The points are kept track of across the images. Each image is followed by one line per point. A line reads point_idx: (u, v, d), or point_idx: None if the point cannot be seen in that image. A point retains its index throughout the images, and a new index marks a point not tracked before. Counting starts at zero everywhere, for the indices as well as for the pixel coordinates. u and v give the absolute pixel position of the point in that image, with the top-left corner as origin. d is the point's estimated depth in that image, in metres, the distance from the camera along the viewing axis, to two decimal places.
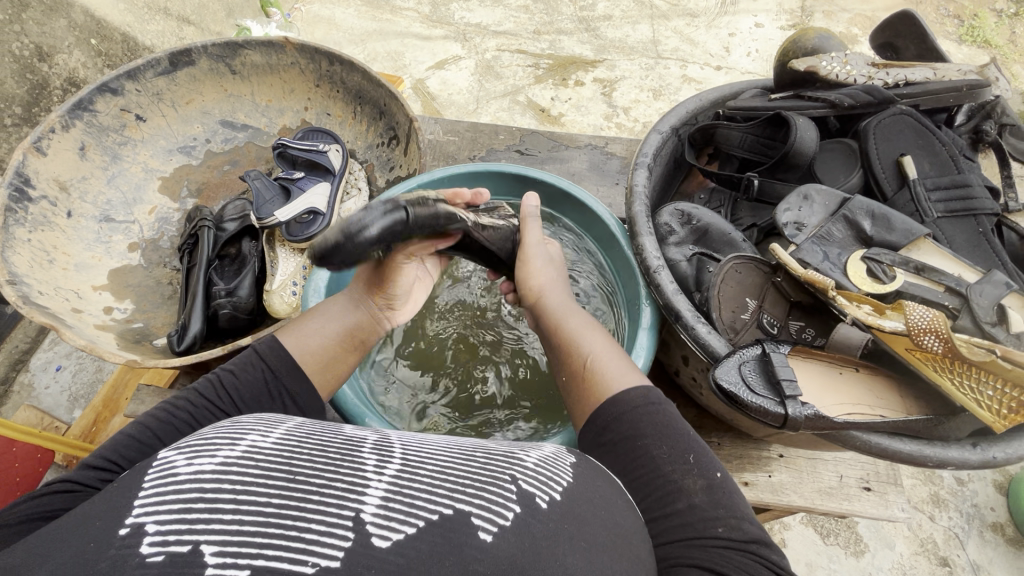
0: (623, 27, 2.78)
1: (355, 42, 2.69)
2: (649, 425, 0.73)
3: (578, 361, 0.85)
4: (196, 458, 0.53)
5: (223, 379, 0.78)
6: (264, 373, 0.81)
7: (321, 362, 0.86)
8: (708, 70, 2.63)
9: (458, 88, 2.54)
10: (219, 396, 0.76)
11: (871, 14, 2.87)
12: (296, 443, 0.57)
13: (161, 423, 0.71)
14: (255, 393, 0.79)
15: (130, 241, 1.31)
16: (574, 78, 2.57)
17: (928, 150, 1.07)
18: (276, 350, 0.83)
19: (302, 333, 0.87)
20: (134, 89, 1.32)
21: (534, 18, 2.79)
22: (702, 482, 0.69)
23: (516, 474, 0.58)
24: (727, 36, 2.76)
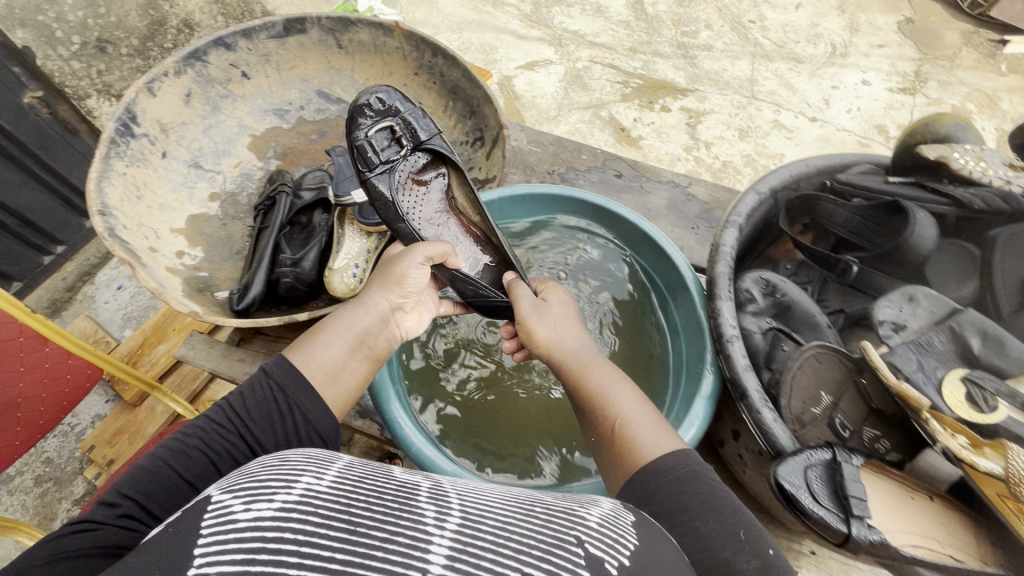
0: (722, 60, 2.70)
1: (453, 28, 2.71)
2: (692, 498, 0.69)
3: (606, 425, 0.82)
4: (254, 503, 0.50)
5: (232, 401, 0.75)
6: (271, 390, 0.77)
7: (329, 375, 0.83)
8: (802, 120, 2.51)
9: (543, 92, 2.53)
10: (225, 421, 0.73)
11: (991, 92, 2.68)
12: (352, 488, 0.55)
13: (172, 456, 0.69)
14: (265, 412, 0.75)
15: (211, 191, 1.36)
16: (661, 103, 2.51)
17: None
18: (283, 366, 0.80)
19: (310, 349, 0.84)
20: (246, 47, 1.36)
21: (633, 35, 2.75)
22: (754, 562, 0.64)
23: (581, 536, 0.55)
24: (830, 88, 2.64)
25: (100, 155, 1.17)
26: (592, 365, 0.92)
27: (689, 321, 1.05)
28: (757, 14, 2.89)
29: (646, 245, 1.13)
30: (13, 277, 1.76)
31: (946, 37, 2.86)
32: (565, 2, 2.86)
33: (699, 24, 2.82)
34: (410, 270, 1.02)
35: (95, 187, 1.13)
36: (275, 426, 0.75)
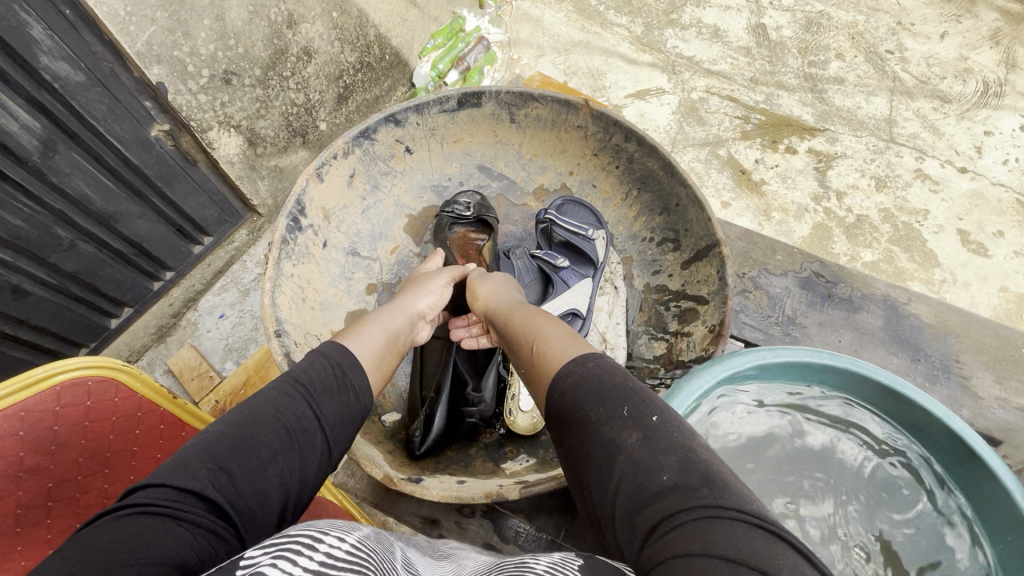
0: (856, 96, 2.44)
1: (559, 50, 2.57)
2: (611, 406, 0.72)
3: (531, 360, 0.89)
4: (279, 562, 0.48)
5: (298, 375, 0.77)
6: (332, 367, 0.81)
7: (376, 359, 0.90)
8: (950, 170, 2.23)
9: (655, 125, 2.36)
10: (292, 393, 0.74)
11: None
12: (367, 557, 0.53)
13: (245, 428, 0.68)
14: (326, 379, 0.79)
15: (370, 282, 1.35)
16: (785, 143, 2.29)
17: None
18: (335, 346, 0.85)
19: (352, 333, 0.92)
20: (415, 122, 1.34)
21: (754, 64, 2.53)
22: (694, 464, 0.63)
23: None
24: (982, 133, 2.34)
25: (274, 261, 1.15)
26: (526, 313, 1.02)
27: (1017, 558, 0.89)
28: (896, 43, 2.59)
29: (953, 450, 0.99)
30: (125, 303, 1.74)
31: None
32: (678, 23, 2.66)
33: (829, 52, 2.56)
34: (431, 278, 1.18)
35: (271, 300, 1.10)
36: (336, 400, 0.78)
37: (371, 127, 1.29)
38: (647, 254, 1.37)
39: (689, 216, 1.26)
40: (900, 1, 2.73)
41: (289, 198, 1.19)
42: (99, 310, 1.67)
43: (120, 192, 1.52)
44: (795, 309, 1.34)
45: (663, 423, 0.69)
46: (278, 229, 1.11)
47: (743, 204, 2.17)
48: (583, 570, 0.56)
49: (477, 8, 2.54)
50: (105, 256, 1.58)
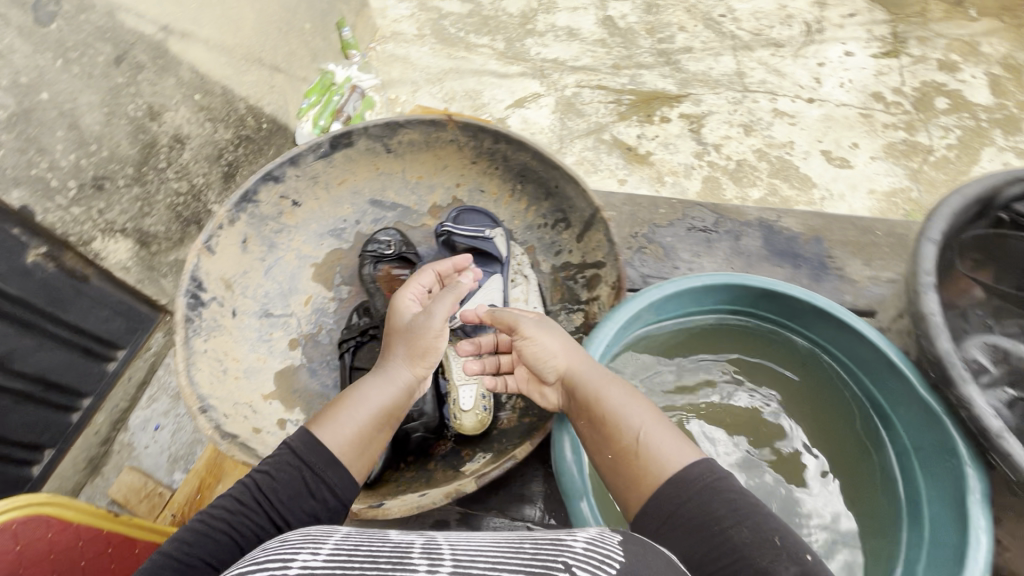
0: (705, 59, 2.69)
1: (433, 81, 2.66)
2: (723, 505, 0.79)
3: (626, 448, 0.93)
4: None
5: (263, 479, 0.85)
6: (299, 470, 0.87)
7: (360, 447, 0.95)
8: (800, 103, 2.50)
9: (540, 127, 2.49)
10: (251, 503, 0.82)
11: (971, 39, 2.71)
12: (350, 556, 0.61)
13: (202, 539, 0.76)
14: (293, 485, 0.86)
15: (292, 338, 1.35)
16: (659, 115, 2.49)
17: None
18: (311, 444, 0.91)
19: (337, 421, 0.95)
20: (295, 175, 1.36)
21: (612, 52, 2.74)
22: (795, 563, 0.72)
23: (567, 561, 0.62)
24: (817, 65, 2.64)
25: (181, 340, 1.14)
26: (608, 386, 1.02)
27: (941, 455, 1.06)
28: (725, 7, 2.90)
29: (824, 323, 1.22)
30: (44, 446, 1.60)
31: None
32: (536, 31, 2.84)
33: (672, 28, 2.82)
34: (438, 331, 1.10)
35: (188, 378, 1.09)
36: (306, 503, 0.85)
37: (251, 190, 1.30)
38: (547, 238, 1.44)
39: (569, 195, 1.35)
40: None
41: (183, 276, 1.19)
42: (13, 461, 1.53)
43: (7, 330, 1.42)
44: (692, 253, 1.45)
45: (786, 541, 0.75)
46: (178, 307, 1.12)
47: (637, 176, 2.31)
48: (619, 549, 0.68)
49: (344, 60, 2.59)
50: (7, 401, 1.46)
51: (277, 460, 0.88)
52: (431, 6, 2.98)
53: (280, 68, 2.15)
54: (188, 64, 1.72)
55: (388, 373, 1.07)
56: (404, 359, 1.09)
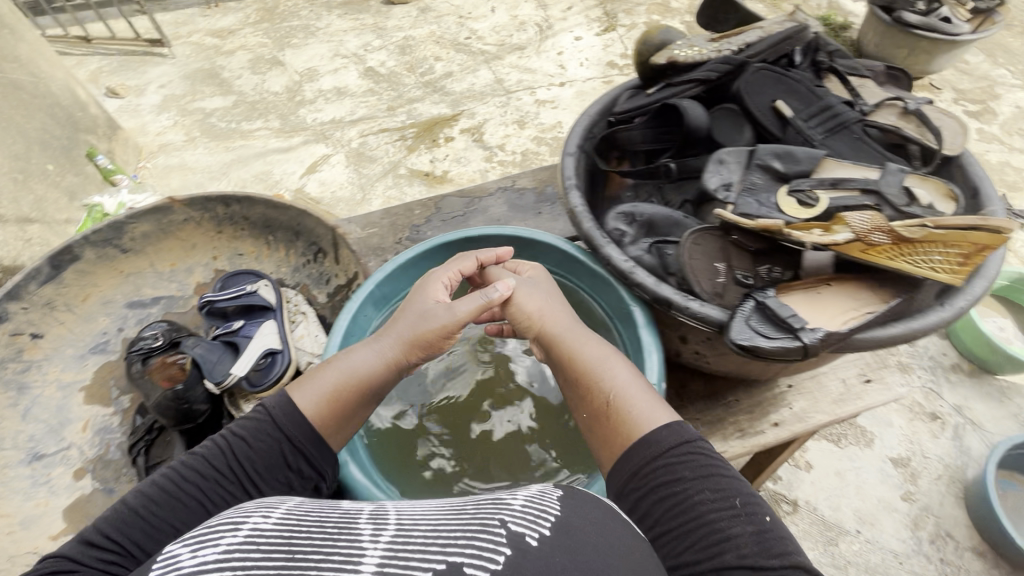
0: (466, 78, 2.96)
1: (217, 177, 2.61)
2: (687, 467, 0.72)
3: (602, 400, 0.82)
4: (199, 550, 0.52)
5: (237, 445, 0.78)
6: (278, 439, 0.79)
7: (342, 418, 0.84)
8: (555, 89, 2.85)
9: (339, 184, 2.55)
10: (221, 469, 0.76)
11: (663, 1, 3.30)
12: (296, 522, 0.57)
13: (168, 496, 0.72)
14: (269, 459, 0.78)
15: (77, 469, 1.26)
16: (443, 136, 2.68)
17: (793, 91, 1.11)
18: (290, 410, 0.81)
19: (321, 385, 0.84)
20: (20, 309, 1.31)
21: (383, 97, 2.91)
22: (751, 525, 0.66)
23: (504, 517, 0.57)
24: (557, 55, 3.03)
25: None
26: (582, 340, 0.90)
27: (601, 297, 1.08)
28: (468, 32, 3.24)
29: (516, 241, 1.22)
30: None
31: None
32: (306, 101, 2.93)
33: (429, 60, 3.08)
34: (438, 314, 0.89)
35: None
36: (277, 480, 0.78)
37: None
38: (314, 270, 1.45)
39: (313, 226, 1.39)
40: (454, 6, 3.43)
41: None
42: None
43: None
44: None
45: (745, 502, 0.69)
46: None
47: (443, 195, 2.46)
48: (561, 500, 0.62)
49: (110, 188, 2.43)
50: None
51: (255, 426, 0.79)
52: (193, 109, 2.94)
53: (30, 218, 1.98)
54: None
55: (373, 342, 0.90)
56: (392, 342, 0.89)
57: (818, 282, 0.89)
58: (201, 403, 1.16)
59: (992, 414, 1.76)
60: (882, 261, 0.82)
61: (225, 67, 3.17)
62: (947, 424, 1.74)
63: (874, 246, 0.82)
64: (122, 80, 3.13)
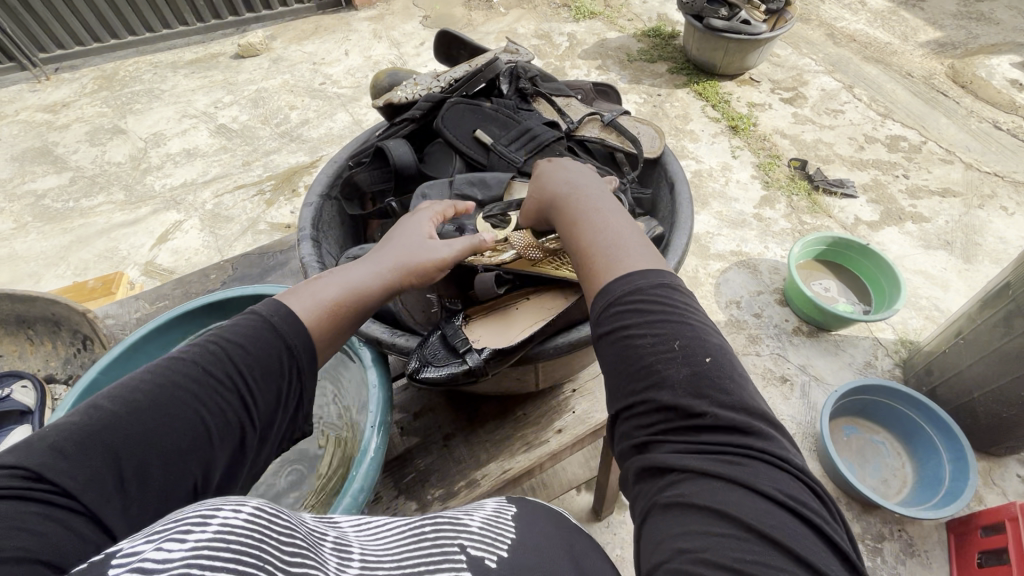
0: (323, 123, 2.94)
1: (54, 262, 2.39)
2: (657, 314, 0.60)
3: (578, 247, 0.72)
4: (167, 543, 0.41)
5: (231, 351, 0.64)
6: (278, 346, 0.66)
7: (335, 332, 0.73)
8: None
9: (194, 249, 2.41)
10: (213, 376, 0.62)
11: (509, 28, 3.45)
12: (271, 520, 0.47)
13: (157, 391, 0.59)
14: (265, 368, 0.64)
15: None
16: (302, 185, 2.63)
17: (492, 119, 1.10)
18: (290, 319, 0.68)
19: (319, 295, 0.72)
20: None
21: (237, 153, 2.81)
22: (688, 368, 0.56)
23: (462, 543, 0.57)
24: None
25: None
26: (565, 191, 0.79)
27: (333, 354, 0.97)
28: (322, 77, 3.23)
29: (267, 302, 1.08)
30: None
31: (455, 14, 3.60)
32: (153, 167, 2.77)
33: (284, 110, 3.03)
34: (434, 248, 0.83)
35: None
36: (271, 388, 0.65)
37: None
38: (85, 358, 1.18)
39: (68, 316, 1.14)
40: (306, 53, 3.42)
41: None
42: None
43: None
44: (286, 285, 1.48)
45: (689, 343, 0.58)
46: None
47: None
48: (512, 522, 0.64)
49: None
50: None
51: (253, 326, 0.66)
52: (22, 192, 2.69)
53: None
54: None
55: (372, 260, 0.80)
56: (388, 262, 0.79)
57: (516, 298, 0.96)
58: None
59: (831, 367, 1.93)
60: (549, 271, 0.90)
61: (59, 143, 2.94)
62: (795, 384, 1.88)
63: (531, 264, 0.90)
64: None
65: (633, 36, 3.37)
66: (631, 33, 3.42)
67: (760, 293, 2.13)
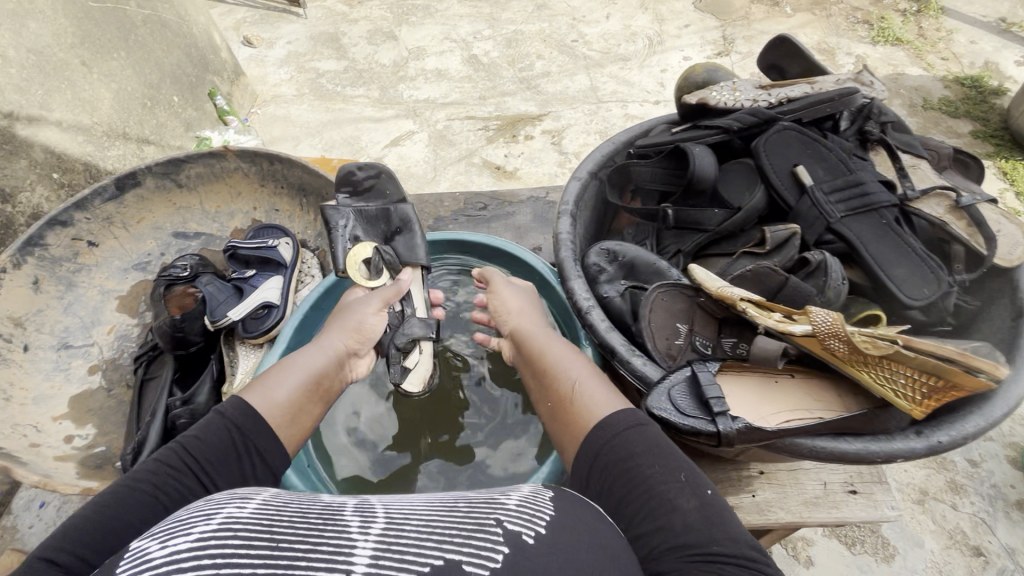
0: (562, 79, 2.94)
1: (312, 133, 2.82)
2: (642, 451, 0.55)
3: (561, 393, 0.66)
4: (172, 538, 0.42)
5: (189, 444, 0.56)
6: (228, 431, 0.59)
7: (300, 417, 0.66)
8: (648, 106, 2.76)
9: (415, 160, 2.65)
10: (176, 469, 0.54)
11: (789, 33, 3.04)
12: (277, 510, 0.46)
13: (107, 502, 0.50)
14: (224, 450, 0.57)
15: (90, 362, 0.97)
16: (523, 134, 2.70)
17: (823, 158, 0.68)
18: (248, 412, 0.61)
19: (277, 383, 0.65)
20: (82, 215, 1.03)
21: (478, 85, 2.97)
22: (696, 501, 0.52)
23: (498, 516, 0.47)
24: (660, 72, 2.93)
25: None
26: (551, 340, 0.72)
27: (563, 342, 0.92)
28: (576, 34, 3.20)
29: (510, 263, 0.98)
30: None
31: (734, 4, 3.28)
32: (407, 77, 3.06)
33: (531, 57, 3.09)
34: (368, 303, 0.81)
35: None
36: (234, 471, 0.58)
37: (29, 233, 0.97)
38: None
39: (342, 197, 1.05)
40: (570, 5, 3.39)
41: None
42: None
43: None
44: None
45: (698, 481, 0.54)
46: None
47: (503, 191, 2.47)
48: (553, 503, 0.51)
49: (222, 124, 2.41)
50: None
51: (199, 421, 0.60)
52: (308, 67, 3.17)
53: (148, 139, 1.93)
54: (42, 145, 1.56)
55: (316, 341, 0.73)
56: (338, 333, 0.76)
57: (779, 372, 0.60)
58: (197, 336, 0.93)
59: None
60: (861, 377, 0.50)
61: (346, 34, 3.38)
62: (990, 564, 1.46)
63: (833, 351, 0.51)
64: (258, 32, 3.43)
65: (935, 79, 2.78)
66: (937, 75, 2.81)
67: (992, 440, 1.67)
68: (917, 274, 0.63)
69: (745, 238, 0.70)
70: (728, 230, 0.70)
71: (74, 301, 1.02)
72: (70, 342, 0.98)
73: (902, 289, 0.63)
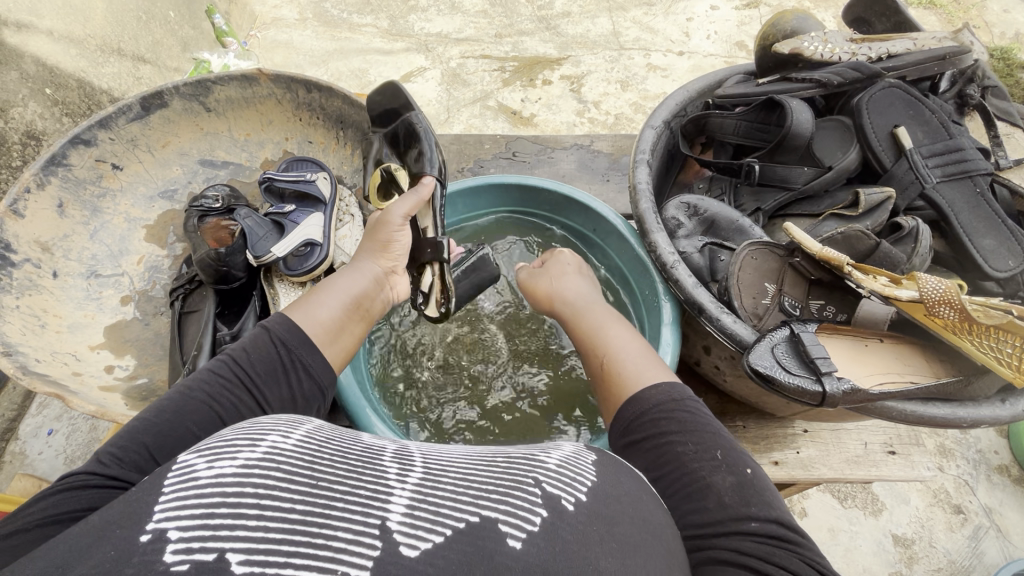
0: (584, 22, 2.25)
1: (317, 63, 2.20)
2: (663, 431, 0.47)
3: (605, 360, 0.58)
4: (220, 458, 0.33)
5: (237, 356, 0.52)
6: (273, 346, 0.54)
7: (341, 336, 0.60)
8: (672, 57, 2.17)
9: (428, 101, 2.12)
10: (228, 381, 0.50)
11: None
12: (325, 445, 0.37)
13: (161, 408, 0.46)
14: (272, 366, 0.53)
15: (122, 293, 0.94)
16: (541, 78, 2.12)
17: (924, 121, 0.69)
18: (294, 328, 0.56)
19: (318, 305, 0.60)
20: (109, 137, 0.96)
21: (494, 22, 2.27)
22: (733, 477, 0.44)
23: (539, 477, 0.37)
24: (686, 21, 2.24)
25: None
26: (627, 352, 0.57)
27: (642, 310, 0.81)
28: None
29: (576, 213, 0.89)
30: None
31: None
32: (419, 7, 2.34)
33: None
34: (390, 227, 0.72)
35: None
36: (280, 382, 0.52)
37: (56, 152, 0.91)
38: None
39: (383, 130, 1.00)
40: None
41: None
42: None
43: None
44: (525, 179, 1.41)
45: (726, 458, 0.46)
46: None
47: None
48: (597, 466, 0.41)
49: (219, 50, 1.83)
50: None
51: (249, 336, 0.55)
52: None
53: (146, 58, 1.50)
54: (33, 57, 1.19)
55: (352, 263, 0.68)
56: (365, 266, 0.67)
57: (869, 332, 0.61)
58: (240, 271, 0.90)
59: None
60: (965, 342, 0.50)
61: None
62: (969, 523, 1.27)
63: (937, 318, 0.51)
64: None
65: None
66: None
67: None
68: (1002, 245, 0.64)
69: (831, 200, 0.71)
70: (813, 190, 0.71)
71: (100, 228, 0.96)
72: (99, 270, 0.94)
73: (981, 255, 0.64)
